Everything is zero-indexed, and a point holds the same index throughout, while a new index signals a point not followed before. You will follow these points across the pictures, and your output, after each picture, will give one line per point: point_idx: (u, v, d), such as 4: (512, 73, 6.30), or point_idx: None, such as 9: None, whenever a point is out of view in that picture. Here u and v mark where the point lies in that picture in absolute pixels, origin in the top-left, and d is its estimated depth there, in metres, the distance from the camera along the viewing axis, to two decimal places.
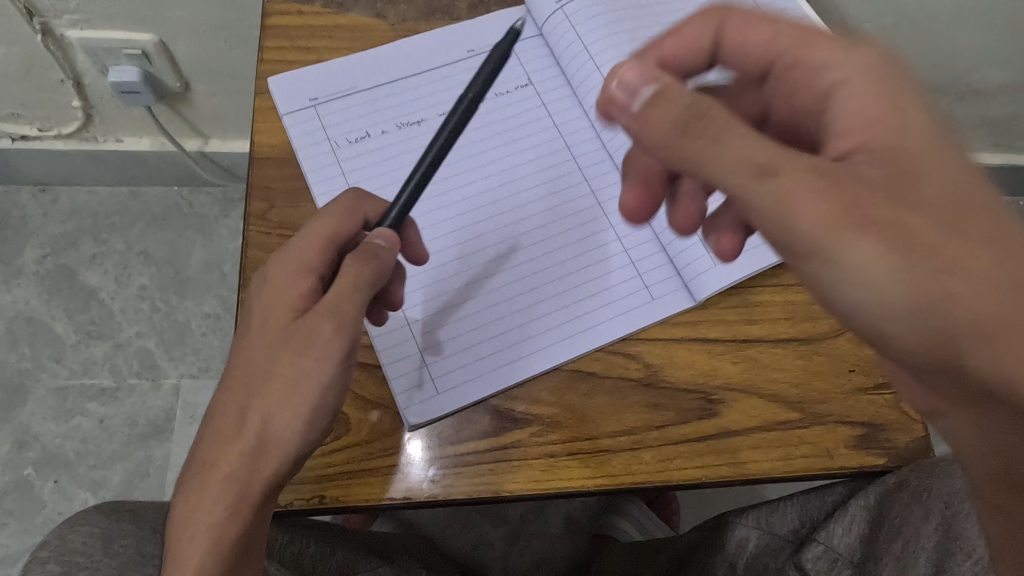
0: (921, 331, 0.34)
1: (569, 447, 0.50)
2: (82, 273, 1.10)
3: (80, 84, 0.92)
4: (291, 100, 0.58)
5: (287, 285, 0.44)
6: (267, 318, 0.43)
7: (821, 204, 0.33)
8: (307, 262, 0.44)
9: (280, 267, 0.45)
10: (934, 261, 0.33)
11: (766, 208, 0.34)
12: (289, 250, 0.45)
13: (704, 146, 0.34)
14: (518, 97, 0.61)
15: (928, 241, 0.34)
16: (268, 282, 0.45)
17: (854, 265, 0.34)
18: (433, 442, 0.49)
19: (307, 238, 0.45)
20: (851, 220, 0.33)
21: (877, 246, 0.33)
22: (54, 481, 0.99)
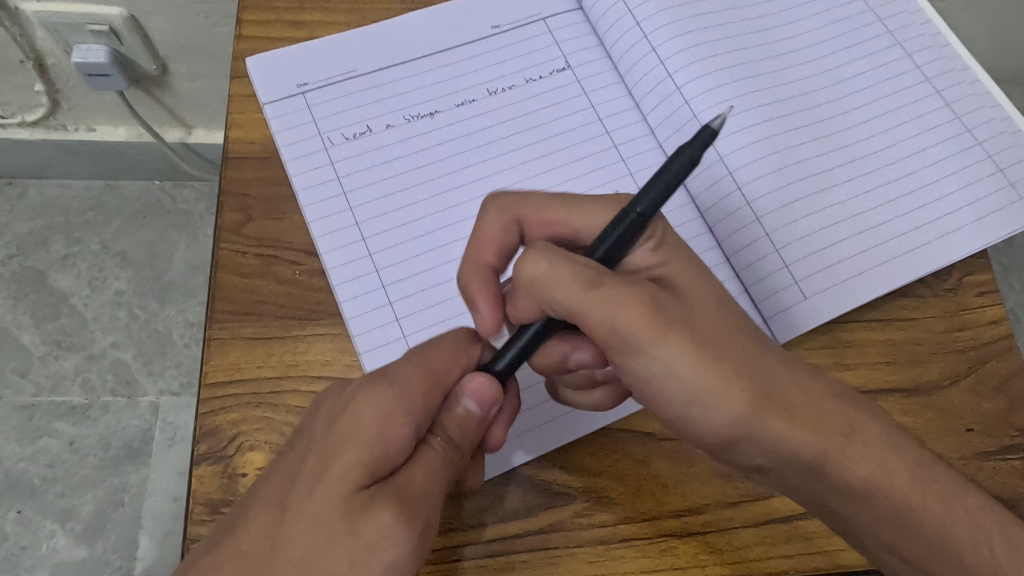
0: (728, 431, 0.35)
1: (622, 531, 0.40)
2: (51, 276, 0.99)
3: (43, 65, 0.81)
4: (274, 85, 0.47)
5: (374, 430, 0.33)
6: (333, 468, 0.32)
7: (634, 305, 0.34)
8: (406, 403, 0.34)
9: (370, 400, 0.33)
10: (727, 354, 0.34)
11: (604, 317, 0.34)
12: (389, 380, 0.34)
13: (553, 270, 0.34)
14: (555, 83, 0.49)
15: (718, 333, 0.35)
16: (349, 413, 0.33)
17: (658, 368, 0.34)
18: (450, 526, 0.39)
19: (414, 372, 0.35)
20: (671, 328, 0.34)
21: (684, 340, 0.34)
22: (17, 510, 0.89)
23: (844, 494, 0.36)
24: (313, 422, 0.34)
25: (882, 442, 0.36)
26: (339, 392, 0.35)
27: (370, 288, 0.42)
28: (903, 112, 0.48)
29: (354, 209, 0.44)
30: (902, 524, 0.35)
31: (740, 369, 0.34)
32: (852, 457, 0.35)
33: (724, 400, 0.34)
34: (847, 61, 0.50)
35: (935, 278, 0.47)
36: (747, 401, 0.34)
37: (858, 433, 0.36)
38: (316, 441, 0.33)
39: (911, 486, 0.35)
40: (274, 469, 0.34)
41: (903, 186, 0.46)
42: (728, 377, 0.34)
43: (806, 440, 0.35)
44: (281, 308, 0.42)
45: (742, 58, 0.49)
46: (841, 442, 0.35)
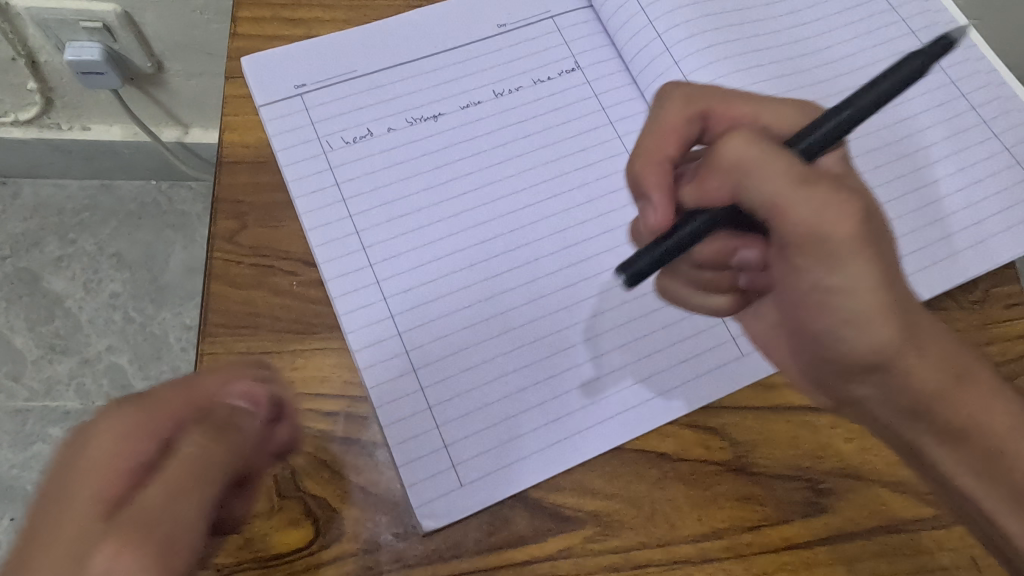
0: (873, 349, 0.33)
1: (635, 557, 0.38)
2: (45, 278, 0.97)
3: (35, 62, 0.78)
4: (270, 85, 0.45)
5: (74, 464, 0.24)
6: (21, 519, 0.24)
7: (847, 211, 0.31)
8: (131, 419, 0.26)
9: (70, 428, 0.27)
10: (903, 292, 0.33)
11: (812, 213, 0.31)
12: (88, 411, 0.27)
13: (769, 164, 0.31)
14: (564, 84, 0.47)
15: (886, 248, 0.33)
16: (42, 456, 0.26)
17: (838, 278, 0.32)
18: (453, 552, 0.37)
19: (174, 393, 0.27)
20: (881, 242, 0.32)
21: (865, 268, 0.32)
22: (10, 518, 0.87)
23: (943, 434, 0.34)
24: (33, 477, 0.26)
25: (994, 391, 0.34)
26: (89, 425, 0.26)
27: (371, 301, 0.40)
28: (921, 119, 0.48)
29: (354, 217, 0.42)
30: (995, 467, 0.33)
31: (939, 336, 0.34)
32: (971, 407, 0.33)
33: (926, 367, 0.33)
34: (868, 63, 0.48)
35: (961, 289, 0.44)
36: (939, 376, 0.33)
37: (961, 375, 0.34)
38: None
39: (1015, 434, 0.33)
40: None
41: (921, 197, 0.46)
42: (933, 350, 0.33)
43: (905, 339, 0.33)
44: (277, 321, 0.40)
45: (760, 59, 0.47)
46: (957, 385, 0.33)
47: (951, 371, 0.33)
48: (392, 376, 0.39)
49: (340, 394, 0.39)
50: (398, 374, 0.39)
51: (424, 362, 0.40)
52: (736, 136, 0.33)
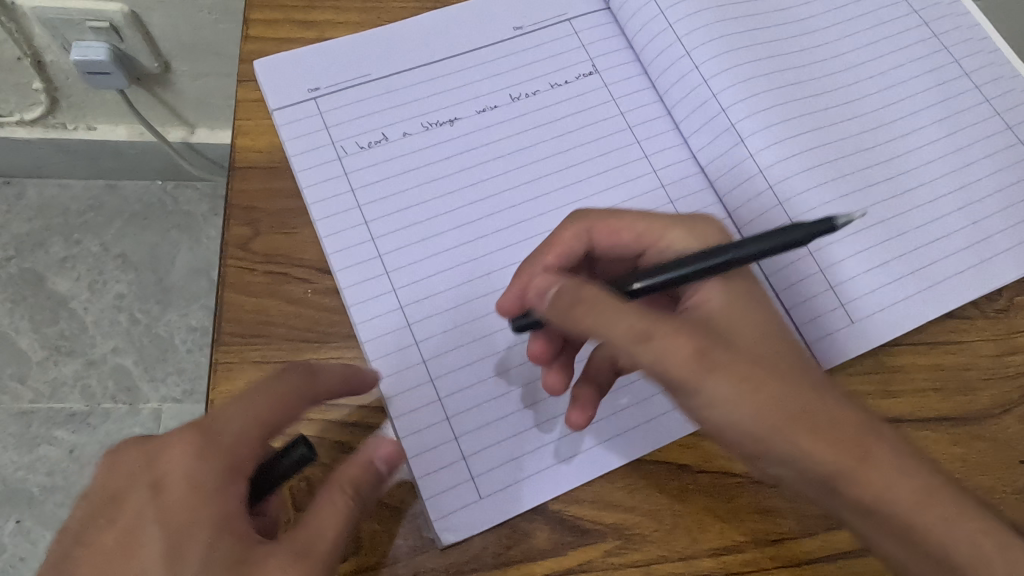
0: (753, 444, 0.32)
1: (656, 571, 0.37)
2: (50, 279, 0.97)
3: (41, 62, 0.78)
4: (283, 90, 0.44)
5: (191, 494, 0.30)
6: (148, 532, 0.30)
7: (687, 343, 0.31)
8: (221, 463, 0.31)
9: (177, 449, 0.31)
10: (769, 385, 0.32)
11: (661, 364, 0.31)
12: (197, 436, 0.32)
13: (600, 317, 0.31)
14: (581, 89, 0.47)
15: (763, 365, 0.32)
16: (159, 477, 0.31)
17: (701, 401, 0.32)
18: (472, 567, 0.36)
19: (232, 419, 0.32)
20: (757, 363, 0.32)
21: (735, 372, 0.32)
22: (16, 521, 0.86)
23: (861, 514, 0.31)
24: (135, 477, 0.32)
25: (905, 462, 0.31)
26: (154, 446, 0.32)
27: (387, 309, 0.40)
28: (951, 121, 0.47)
29: (369, 224, 0.42)
30: (921, 549, 0.31)
31: (751, 420, 0.32)
32: (871, 482, 0.31)
33: (778, 439, 0.31)
34: (889, 68, 0.48)
35: (986, 298, 0.44)
36: (829, 447, 0.31)
37: (886, 441, 0.32)
38: (110, 502, 0.32)
39: (921, 501, 0.31)
40: (77, 544, 0.31)
41: (952, 202, 0.45)
42: (764, 436, 0.32)
43: (829, 440, 0.31)
44: (291, 329, 0.40)
45: (781, 64, 0.46)
46: (854, 467, 0.31)
47: (850, 451, 0.31)
48: (411, 386, 0.38)
49: (355, 404, 0.39)
50: (414, 384, 0.39)
51: (441, 372, 0.39)
52: (592, 302, 0.32)
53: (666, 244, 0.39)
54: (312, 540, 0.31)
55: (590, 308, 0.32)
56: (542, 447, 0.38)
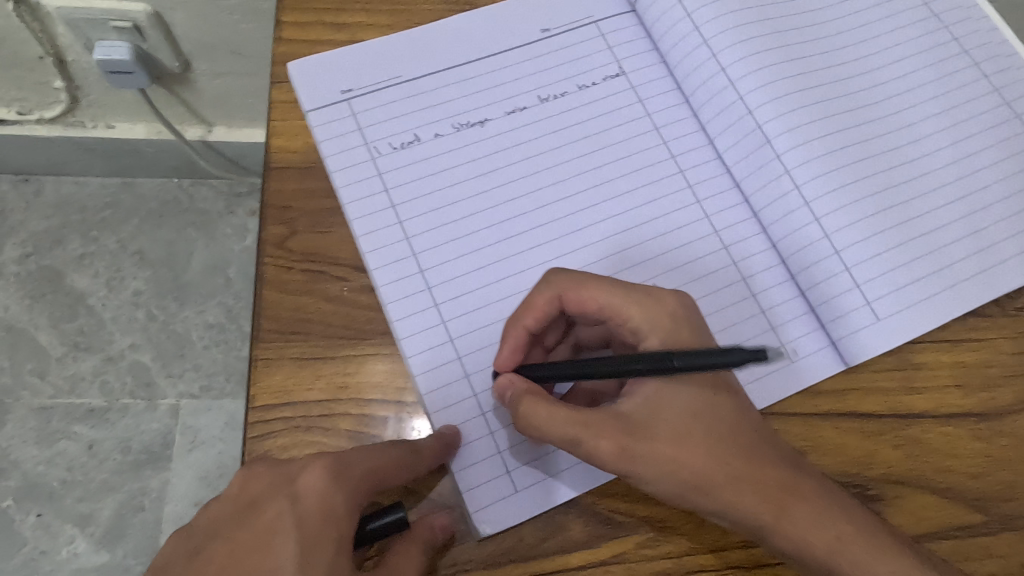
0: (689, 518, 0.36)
1: (688, 563, 0.38)
2: (69, 276, 0.98)
3: (63, 61, 0.78)
4: (317, 91, 0.45)
5: (323, 519, 0.33)
6: (281, 541, 0.33)
7: (610, 438, 0.35)
8: (348, 495, 0.33)
9: (314, 474, 0.34)
10: (695, 463, 0.35)
11: (593, 455, 0.35)
12: (334, 464, 0.34)
13: (541, 414, 0.35)
14: (608, 91, 0.48)
15: (681, 442, 0.35)
16: (294, 495, 0.33)
17: (635, 482, 0.35)
18: (509, 558, 0.37)
19: (364, 460, 0.34)
20: (675, 441, 0.35)
21: (656, 458, 0.35)
22: (37, 515, 0.87)
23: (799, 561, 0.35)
24: (270, 487, 0.34)
25: (824, 510, 0.35)
26: (290, 464, 0.34)
27: (422, 307, 0.41)
28: (972, 123, 0.47)
29: (403, 223, 0.42)
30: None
31: (683, 498, 0.35)
32: (788, 535, 0.35)
33: (710, 506, 0.35)
34: (910, 70, 0.49)
35: (1007, 296, 0.45)
36: (749, 506, 0.35)
37: (803, 494, 0.35)
38: (246, 505, 0.34)
39: (840, 543, 0.35)
40: (212, 539, 0.34)
41: (974, 202, 0.45)
42: (698, 506, 0.35)
43: (749, 501, 0.35)
44: (328, 327, 0.41)
45: (805, 66, 0.47)
46: (774, 519, 0.35)
47: (771, 507, 0.35)
48: (448, 382, 0.39)
49: (392, 399, 0.40)
50: (451, 380, 0.39)
51: (476, 368, 0.40)
52: (535, 402, 0.35)
53: (633, 321, 0.39)
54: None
55: (535, 409, 0.35)
56: None
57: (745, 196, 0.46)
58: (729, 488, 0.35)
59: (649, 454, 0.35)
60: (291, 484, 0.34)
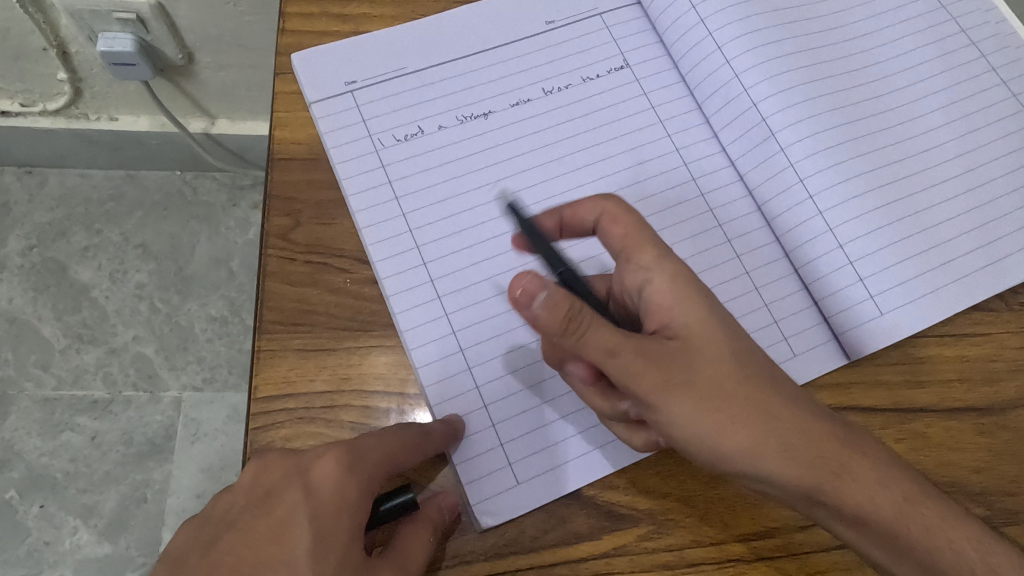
0: (731, 466, 0.34)
1: (690, 555, 0.38)
2: (72, 268, 0.98)
3: (66, 53, 0.78)
4: (321, 82, 0.45)
5: (337, 508, 0.32)
6: (298, 532, 0.32)
7: (649, 366, 0.33)
8: (363, 486, 0.32)
9: (327, 463, 0.32)
10: (740, 409, 0.34)
11: (627, 378, 0.34)
12: (346, 453, 0.33)
13: (587, 336, 0.32)
14: (613, 83, 0.48)
15: (724, 382, 0.34)
16: (308, 485, 0.32)
17: (665, 418, 0.34)
18: (511, 549, 0.37)
19: (377, 449, 0.33)
20: (720, 381, 0.34)
21: (698, 396, 0.33)
22: (40, 506, 0.88)
23: (846, 521, 0.34)
24: (282, 477, 0.33)
25: (875, 470, 0.34)
26: (301, 454, 0.33)
27: (426, 299, 0.41)
28: (979, 116, 0.47)
29: (407, 215, 0.42)
30: (900, 555, 0.34)
31: (728, 447, 0.34)
32: (846, 494, 0.34)
33: (754, 458, 0.34)
34: (917, 62, 0.49)
35: (1011, 291, 0.44)
36: (794, 466, 0.33)
37: (857, 454, 0.34)
38: (259, 496, 0.33)
39: (895, 508, 0.34)
40: (225, 531, 0.33)
41: (979, 195, 0.45)
42: (742, 456, 0.34)
43: (799, 454, 0.34)
44: (332, 318, 0.41)
45: (811, 58, 0.47)
46: (834, 480, 0.34)
47: (825, 469, 0.34)
48: (451, 374, 0.39)
49: (395, 390, 0.40)
50: (454, 371, 0.39)
51: (479, 360, 0.40)
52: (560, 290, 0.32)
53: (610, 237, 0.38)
54: (404, 564, 0.33)
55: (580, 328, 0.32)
56: (577, 434, 0.39)
57: (750, 190, 0.46)
58: (774, 439, 0.34)
59: (695, 390, 0.33)
60: (303, 474, 0.32)
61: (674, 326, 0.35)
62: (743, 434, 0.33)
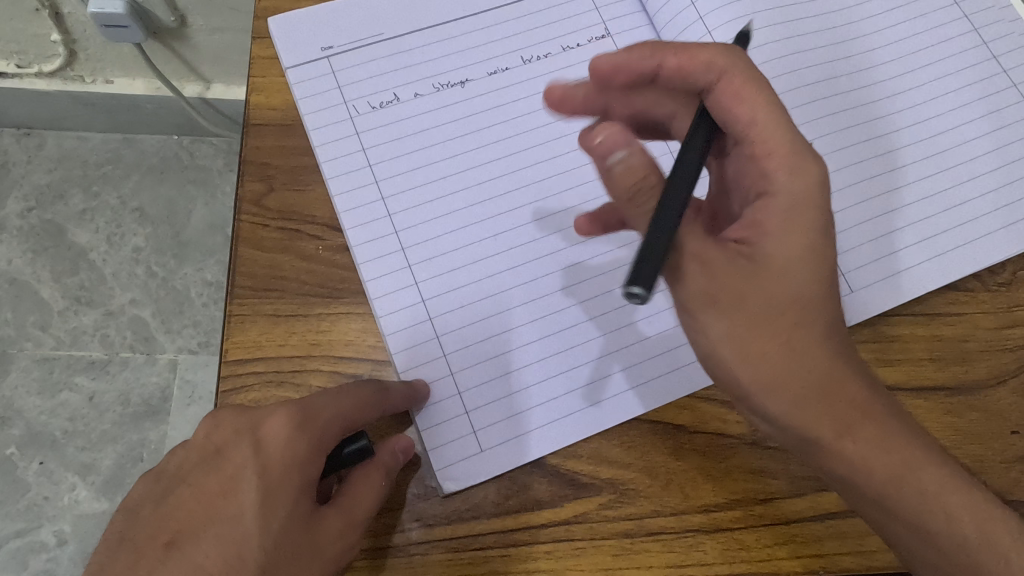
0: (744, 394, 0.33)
1: (650, 524, 0.38)
2: (70, 230, 0.99)
3: (59, 14, 0.78)
4: (296, 47, 0.45)
5: (285, 463, 0.32)
6: (245, 484, 0.32)
7: (699, 273, 0.32)
8: (314, 441, 0.33)
9: (277, 420, 0.33)
10: (778, 339, 0.32)
11: (701, 289, 0.32)
12: (297, 409, 0.33)
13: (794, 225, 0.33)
14: (594, 52, 0.47)
15: (798, 318, 0.33)
16: (257, 442, 0.33)
17: (700, 328, 0.33)
18: (473, 513, 0.38)
19: (330, 405, 0.34)
20: (784, 315, 0.32)
21: (746, 314, 0.32)
22: (39, 462, 0.90)
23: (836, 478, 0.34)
24: (233, 434, 0.33)
25: (886, 436, 0.33)
26: (255, 412, 0.34)
27: (396, 267, 0.41)
28: (967, 91, 0.47)
29: (380, 183, 0.42)
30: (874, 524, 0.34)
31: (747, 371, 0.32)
32: (846, 451, 0.33)
33: (770, 391, 0.33)
34: (906, 35, 0.48)
35: (988, 271, 0.44)
36: (800, 410, 0.33)
37: (874, 419, 0.33)
38: (211, 453, 0.34)
39: (886, 485, 0.33)
40: (178, 484, 0.34)
41: (961, 172, 0.45)
42: (759, 383, 0.32)
43: (813, 406, 0.33)
44: (303, 285, 0.41)
45: (799, 28, 0.46)
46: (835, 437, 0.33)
47: (841, 424, 0.33)
48: (418, 342, 0.40)
49: (365, 357, 0.40)
50: (421, 339, 0.40)
51: (447, 329, 0.40)
52: (799, 204, 0.34)
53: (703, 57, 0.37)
54: (353, 511, 0.34)
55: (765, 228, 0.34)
56: (541, 404, 0.40)
57: None
58: (799, 379, 0.32)
59: (752, 306, 0.32)
60: (253, 430, 0.33)
61: (768, 245, 0.33)
62: (768, 370, 0.32)
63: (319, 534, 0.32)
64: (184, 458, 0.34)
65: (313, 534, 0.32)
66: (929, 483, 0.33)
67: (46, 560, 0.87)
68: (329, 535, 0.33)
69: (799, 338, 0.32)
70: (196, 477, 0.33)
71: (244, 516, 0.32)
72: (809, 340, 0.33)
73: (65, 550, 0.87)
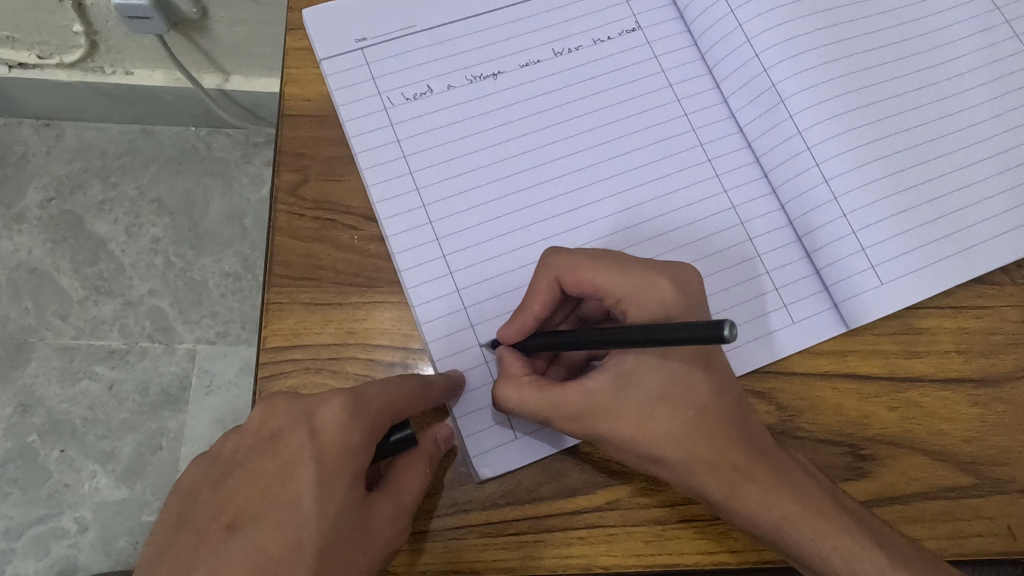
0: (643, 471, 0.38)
1: (682, 512, 0.39)
2: (89, 220, 1.00)
3: (82, 4, 0.78)
4: (330, 39, 0.45)
5: (341, 450, 0.33)
6: (303, 470, 0.33)
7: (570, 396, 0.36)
8: (368, 429, 0.34)
9: (331, 408, 0.34)
10: (653, 433, 0.36)
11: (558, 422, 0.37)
12: (351, 398, 0.34)
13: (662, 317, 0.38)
14: (623, 46, 0.48)
15: (652, 411, 0.37)
16: (313, 428, 0.33)
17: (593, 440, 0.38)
18: (508, 500, 0.38)
19: (382, 395, 0.35)
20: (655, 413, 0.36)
21: (615, 418, 0.36)
22: (60, 450, 0.91)
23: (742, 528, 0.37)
24: (289, 420, 0.34)
25: (772, 496, 0.36)
26: (308, 399, 0.34)
27: (431, 257, 0.41)
28: (996, 85, 0.47)
29: (415, 174, 0.43)
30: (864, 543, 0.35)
31: (633, 458, 0.37)
32: (739, 508, 0.36)
33: (666, 471, 0.37)
34: (933, 29, 0.48)
35: (1016, 266, 0.44)
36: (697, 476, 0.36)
37: (757, 477, 0.36)
38: (266, 439, 0.34)
39: (782, 524, 0.36)
40: (233, 470, 0.34)
41: (990, 166, 0.45)
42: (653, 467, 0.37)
43: (702, 475, 0.36)
44: (338, 274, 0.42)
45: (829, 20, 0.46)
46: (726, 497, 0.36)
47: (724, 483, 0.36)
48: (453, 331, 0.40)
49: (399, 345, 0.41)
50: (457, 328, 0.40)
51: (481, 319, 0.41)
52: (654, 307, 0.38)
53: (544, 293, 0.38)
54: (401, 497, 0.34)
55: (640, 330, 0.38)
56: None
57: (754, 155, 0.46)
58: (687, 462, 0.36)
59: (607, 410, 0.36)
60: (308, 419, 0.34)
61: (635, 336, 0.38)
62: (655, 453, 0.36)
63: (373, 521, 0.33)
64: (234, 443, 0.35)
65: (366, 520, 0.33)
66: (815, 530, 0.36)
67: (68, 546, 0.88)
68: (380, 520, 0.33)
69: (675, 429, 0.36)
70: (252, 463, 0.34)
71: (301, 502, 0.32)
72: (684, 426, 0.37)
73: (86, 537, 0.88)
